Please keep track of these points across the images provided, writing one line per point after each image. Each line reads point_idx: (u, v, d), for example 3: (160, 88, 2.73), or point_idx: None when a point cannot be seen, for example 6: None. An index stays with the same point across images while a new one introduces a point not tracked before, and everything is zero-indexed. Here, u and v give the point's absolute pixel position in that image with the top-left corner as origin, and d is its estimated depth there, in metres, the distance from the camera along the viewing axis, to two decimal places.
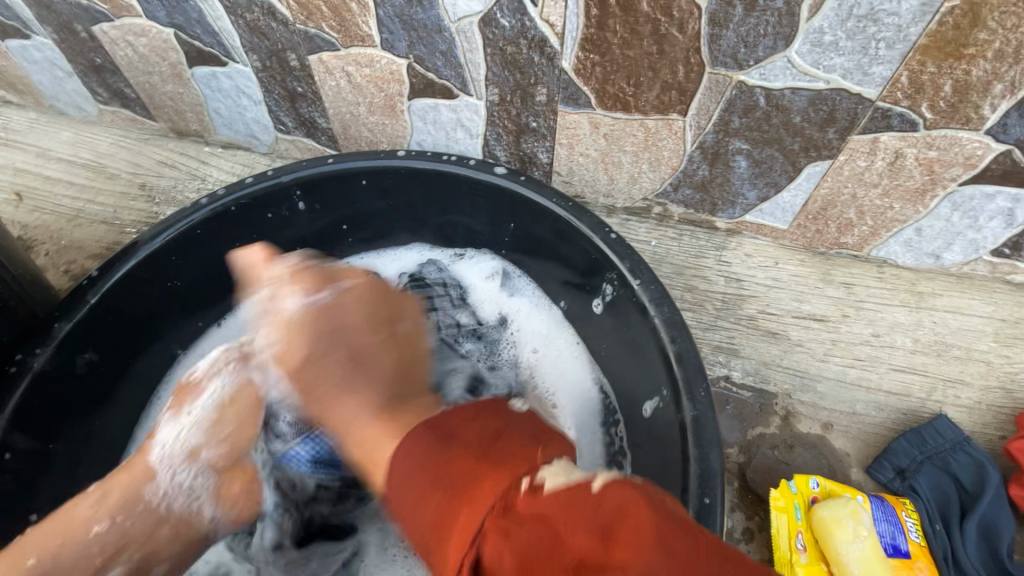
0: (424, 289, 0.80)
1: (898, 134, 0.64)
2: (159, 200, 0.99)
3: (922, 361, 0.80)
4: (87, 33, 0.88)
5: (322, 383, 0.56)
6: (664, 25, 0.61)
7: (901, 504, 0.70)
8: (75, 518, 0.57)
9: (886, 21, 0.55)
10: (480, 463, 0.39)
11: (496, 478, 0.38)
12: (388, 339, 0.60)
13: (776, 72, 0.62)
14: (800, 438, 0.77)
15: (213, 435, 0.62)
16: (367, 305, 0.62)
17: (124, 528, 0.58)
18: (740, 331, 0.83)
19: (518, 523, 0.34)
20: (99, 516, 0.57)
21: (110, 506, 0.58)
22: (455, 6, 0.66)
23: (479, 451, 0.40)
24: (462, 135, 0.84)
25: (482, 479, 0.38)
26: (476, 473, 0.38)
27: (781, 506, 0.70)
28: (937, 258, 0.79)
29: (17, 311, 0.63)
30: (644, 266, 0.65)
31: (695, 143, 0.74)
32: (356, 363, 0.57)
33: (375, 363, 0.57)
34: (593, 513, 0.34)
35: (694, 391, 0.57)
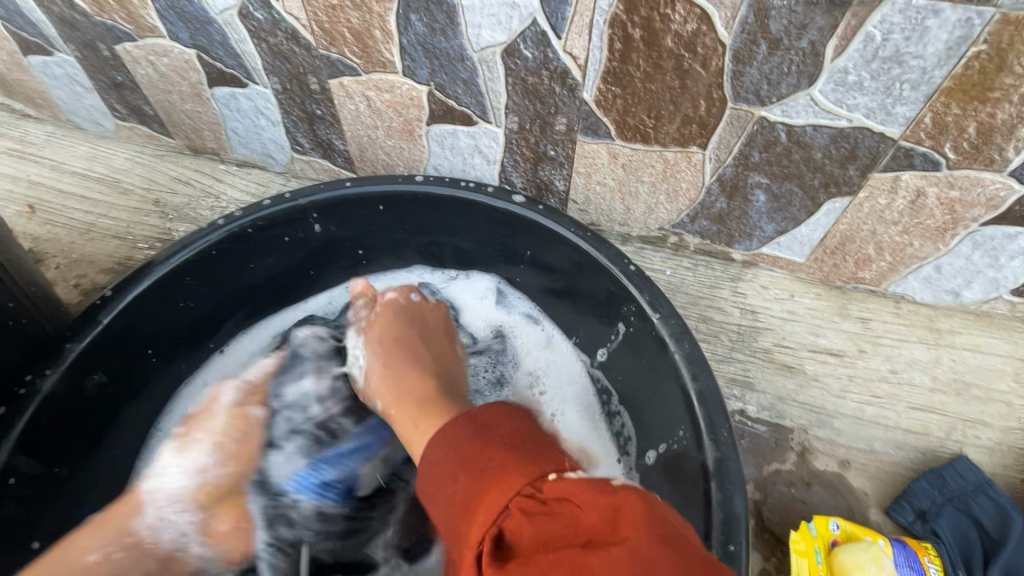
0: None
1: (920, 173, 0.64)
2: (172, 216, 0.99)
3: (941, 400, 0.79)
4: (109, 52, 0.88)
5: (404, 380, 0.64)
6: (687, 61, 0.61)
7: (924, 549, 0.68)
8: (76, 547, 0.60)
9: (912, 64, 0.55)
10: (497, 473, 0.42)
11: (516, 473, 0.41)
12: (429, 355, 0.69)
13: (798, 109, 0.62)
14: (816, 476, 0.75)
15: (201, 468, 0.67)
16: (398, 343, 0.69)
17: (120, 559, 0.61)
18: (755, 364, 0.82)
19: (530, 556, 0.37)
20: (93, 549, 0.60)
21: (108, 535, 0.61)
22: (479, 36, 0.66)
23: (481, 453, 0.43)
24: (479, 161, 0.84)
25: (498, 488, 0.41)
26: (502, 453, 0.43)
27: (801, 548, 0.67)
28: (955, 295, 0.78)
29: (28, 329, 0.62)
30: (664, 300, 0.64)
31: (713, 176, 0.74)
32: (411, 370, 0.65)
33: (406, 364, 0.66)
34: (594, 500, 0.39)
35: (718, 432, 0.56)
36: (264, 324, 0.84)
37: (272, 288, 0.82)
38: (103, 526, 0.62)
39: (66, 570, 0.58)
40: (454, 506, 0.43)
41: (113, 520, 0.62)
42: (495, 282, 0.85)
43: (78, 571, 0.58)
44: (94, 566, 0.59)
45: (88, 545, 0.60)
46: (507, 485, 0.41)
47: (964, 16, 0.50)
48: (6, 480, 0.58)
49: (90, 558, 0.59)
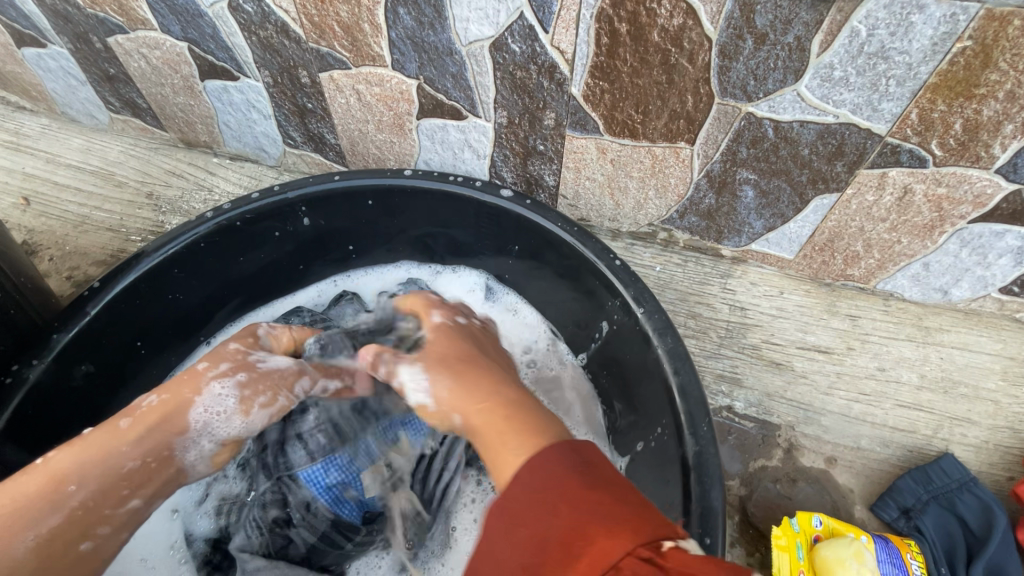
0: None
1: (907, 170, 0.64)
2: (166, 209, 0.99)
3: (928, 397, 0.79)
4: (102, 44, 0.89)
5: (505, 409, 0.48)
6: (673, 55, 0.61)
7: (907, 546, 0.69)
8: (111, 453, 0.54)
9: (897, 60, 0.55)
10: (598, 491, 0.39)
11: (620, 508, 0.38)
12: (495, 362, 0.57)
13: (785, 105, 0.62)
14: (802, 473, 0.76)
15: (245, 415, 0.61)
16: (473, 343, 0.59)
17: (150, 470, 0.56)
18: (744, 361, 0.82)
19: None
20: (134, 455, 0.55)
21: (145, 448, 0.56)
22: (467, 30, 0.66)
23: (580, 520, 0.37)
24: (469, 156, 0.84)
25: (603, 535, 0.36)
26: (598, 491, 0.39)
27: (783, 544, 0.67)
28: (944, 293, 0.78)
29: (17, 319, 0.63)
30: (648, 295, 0.64)
31: (702, 172, 0.74)
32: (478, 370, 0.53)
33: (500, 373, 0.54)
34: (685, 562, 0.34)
35: (698, 426, 0.56)
36: (252, 317, 0.85)
37: (261, 282, 0.83)
38: (143, 436, 0.56)
39: (105, 477, 0.53)
40: (529, 561, 0.37)
41: (156, 436, 0.57)
42: (481, 276, 0.86)
43: (112, 479, 0.54)
44: (128, 476, 0.55)
45: (127, 453, 0.55)
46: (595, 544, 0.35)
47: (948, 12, 0.50)
48: None
49: (126, 468, 0.54)
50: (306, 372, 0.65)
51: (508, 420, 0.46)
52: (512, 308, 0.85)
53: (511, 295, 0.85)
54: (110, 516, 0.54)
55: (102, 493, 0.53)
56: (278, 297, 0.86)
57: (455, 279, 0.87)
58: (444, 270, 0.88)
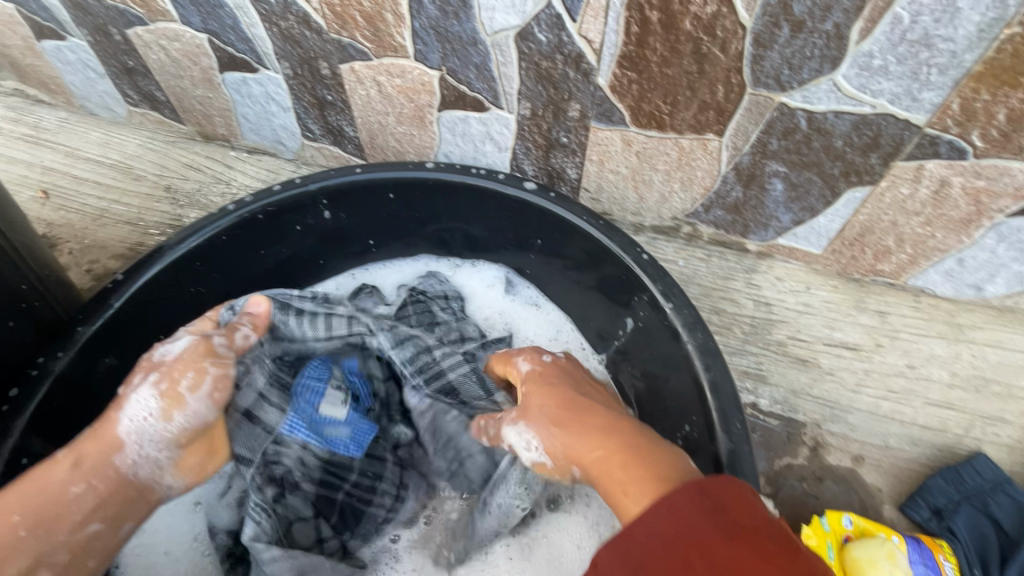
0: (427, 303, 0.79)
1: (945, 162, 0.62)
2: (184, 203, 0.99)
3: (960, 396, 0.77)
4: (121, 36, 0.88)
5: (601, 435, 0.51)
6: (705, 44, 0.60)
7: (939, 547, 0.67)
8: (52, 483, 0.51)
9: (941, 47, 0.53)
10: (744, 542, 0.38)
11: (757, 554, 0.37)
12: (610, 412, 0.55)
13: (819, 95, 0.61)
14: (829, 471, 0.74)
15: (172, 411, 0.57)
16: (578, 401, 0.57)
17: (103, 493, 0.53)
18: (769, 357, 0.80)
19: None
20: (76, 479, 0.52)
21: (86, 470, 0.53)
22: (492, 19, 0.65)
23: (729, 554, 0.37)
24: (490, 148, 0.83)
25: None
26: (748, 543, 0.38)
27: (813, 544, 0.66)
28: (978, 289, 0.76)
29: (40, 312, 0.63)
30: (677, 290, 0.63)
31: (730, 164, 0.72)
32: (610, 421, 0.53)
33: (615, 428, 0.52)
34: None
35: (731, 423, 0.55)
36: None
37: (282, 276, 0.82)
38: (79, 463, 0.53)
39: (48, 507, 0.50)
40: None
41: (95, 457, 0.54)
42: (501, 268, 0.85)
43: (62, 509, 0.51)
44: (76, 501, 0.52)
45: (70, 479, 0.52)
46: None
47: None
48: (18, 460, 0.58)
49: (72, 492, 0.52)
50: (212, 334, 0.63)
51: (626, 468, 0.46)
52: (533, 301, 0.84)
53: (532, 288, 0.84)
54: (70, 544, 0.51)
55: (52, 524, 0.50)
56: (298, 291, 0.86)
57: (473, 272, 0.86)
58: (462, 262, 0.87)
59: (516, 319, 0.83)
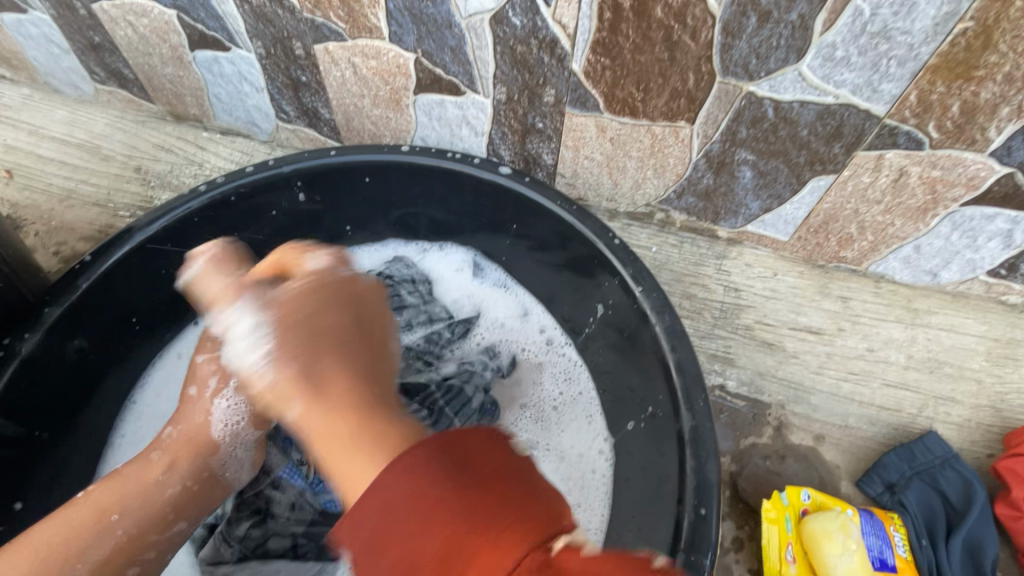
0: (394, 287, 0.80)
1: (903, 152, 0.65)
2: (155, 184, 0.97)
3: (915, 377, 0.81)
4: (86, 10, 0.85)
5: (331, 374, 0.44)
6: (676, 32, 0.61)
7: (890, 519, 0.71)
8: (148, 482, 0.57)
9: (899, 40, 0.55)
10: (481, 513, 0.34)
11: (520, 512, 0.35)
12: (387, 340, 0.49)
13: (786, 85, 0.62)
14: (791, 450, 0.77)
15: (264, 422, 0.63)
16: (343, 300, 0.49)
17: (193, 494, 0.59)
18: (737, 341, 0.83)
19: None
20: (171, 480, 0.58)
21: (182, 472, 0.59)
22: (466, 2, 0.65)
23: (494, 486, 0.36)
24: (467, 133, 0.83)
25: (489, 547, 0.33)
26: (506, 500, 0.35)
27: (772, 517, 0.70)
28: (934, 276, 0.80)
29: (8, 295, 0.62)
30: (646, 273, 0.65)
31: (701, 152, 0.74)
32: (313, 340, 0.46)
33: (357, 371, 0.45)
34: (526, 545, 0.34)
35: (694, 401, 0.57)
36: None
37: (255, 259, 0.82)
38: (173, 462, 0.59)
39: (148, 506, 0.56)
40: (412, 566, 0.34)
41: (187, 460, 0.59)
42: (469, 253, 0.86)
43: (158, 509, 0.57)
44: (171, 500, 0.58)
45: (165, 480, 0.58)
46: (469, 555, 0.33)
47: None
48: None
49: (171, 493, 0.58)
50: None
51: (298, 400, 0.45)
52: (502, 284, 0.85)
53: (501, 272, 0.85)
54: (157, 542, 0.57)
55: (145, 524, 0.56)
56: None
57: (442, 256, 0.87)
58: (432, 246, 0.87)
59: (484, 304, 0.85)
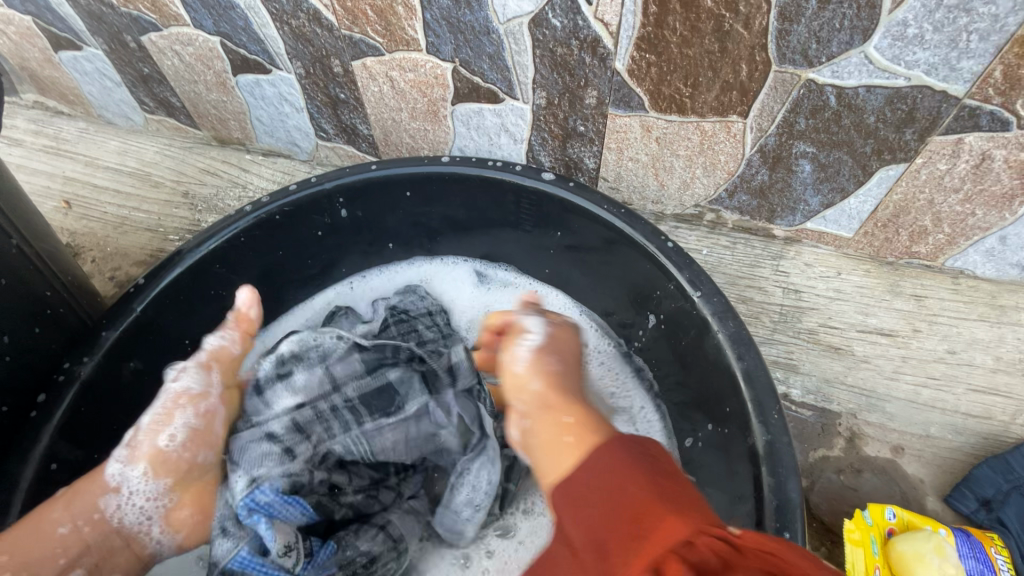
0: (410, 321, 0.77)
1: (986, 135, 0.59)
2: (201, 207, 0.99)
3: (1005, 381, 0.74)
4: (136, 43, 0.89)
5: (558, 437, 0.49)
6: (728, 21, 0.57)
7: (990, 540, 0.64)
8: (42, 521, 0.56)
9: (981, 12, 0.50)
10: (666, 486, 0.40)
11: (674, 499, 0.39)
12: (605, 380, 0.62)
13: (850, 69, 0.58)
14: (868, 463, 0.71)
15: (169, 469, 0.61)
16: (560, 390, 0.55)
17: (86, 534, 0.58)
18: (800, 346, 0.78)
19: (736, 552, 0.35)
20: (64, 520, 0.57)
21: (76, 510, 0.58)
22: (505, 7, 0.64)
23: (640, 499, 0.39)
24: (505, 140, 0.81)
25: (666, 517, 0.38)
26: (675, 479, 0.41)
27: (856, 538, 0.63)
28: (1023, 269, 0.72)
29: (66, 319, 0.64)
30: (704, 277, 0.61)
31: (754, 146, 0.70)
32: (567, 377, 0.57)
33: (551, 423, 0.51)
34: (661, 502, 0.39)
35: (767, 414, 0.53)
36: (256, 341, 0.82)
37: (297, 280, 0.82)
38: (68, 502, 0.58)
39: (33, 548, 0.55)
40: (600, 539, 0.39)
41: (79, 498, 0.58)
42: (477, 266, 0.85)
43: (45, 547, 0.55)
44: (63, 543, 0.56)
45: (57, 518, 0.57)
46: (669, 528, 0.37)
47: None
48: (47, 465, 0.59)
49: (59, 533, 0.56)
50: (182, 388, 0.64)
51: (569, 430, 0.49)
52: (532, 294, 0.83)
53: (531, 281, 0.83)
54: None
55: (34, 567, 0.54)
56: (300, 300, 0.84)
57: (456, 278, 0.85)
58: (453, 262, 0.86)
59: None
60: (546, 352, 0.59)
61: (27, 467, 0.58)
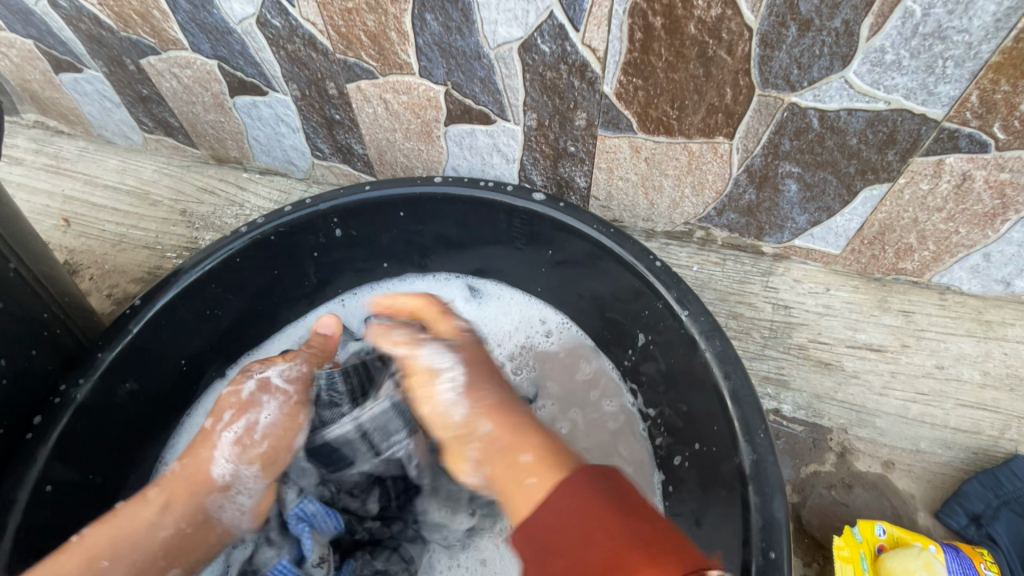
0: None
1: (966, 156, 0.60)
2: (199, 225, 1.00)
3: (993, 396, 0.74)
4: (135, 66, 0.90)
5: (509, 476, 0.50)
6: (711, 48, 0.59)
7: (980, 555, 0.64)
8: (143, 523, 0.60)
9: (955, 39, 0.52)
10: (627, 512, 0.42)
11: (643, 520, 0.42)
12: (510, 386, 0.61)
13: (831, 93, 0.59)
14: (858, 478, 0.72)
15: (264, 465, 0.67)
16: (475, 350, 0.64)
17: (186, 535, 0.62)
18: (790, 361, 0.78)
19: None
20: (165, 522, 0.61)
21: (176, 514, 0.61)
22: (495, 33, 0.65)
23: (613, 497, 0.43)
24: (498, 160, 0.82)
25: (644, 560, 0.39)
26: (640, 508, 0.43)
27: (844, 555, 0.64)
28: (1007, 285, 0.74)
29: (63, 340, 0.65)
30: (692, 296, 0.62)
31: (741, 166, 0.71)
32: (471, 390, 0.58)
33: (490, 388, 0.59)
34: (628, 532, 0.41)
35: (754, 432, 0.54)
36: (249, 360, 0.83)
37: (291, 299, 0.83)
38: (170, 500, 0.62)
39: (138, 550, 0.59)
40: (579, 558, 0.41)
41: (184, 500, 0.62)
42: (467, 281, 0.86)
43: (149, 548, 0.59)
44: (165, 542, 0.60)
45: (158, 522, 0.60)
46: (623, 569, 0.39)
47: None
48: (41, 487, 0.59)
49: (162, 536, 0.60)
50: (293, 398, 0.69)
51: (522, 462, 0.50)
52: (524, 309, 0.84)
53: (522, 296, 0.84)
54: None
55: (139, 566, 0.58)
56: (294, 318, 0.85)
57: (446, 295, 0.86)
58: (444, 278, 0.87)
59: (497, 332, 0.83)
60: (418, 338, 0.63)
61: (21, 489, 0.58)
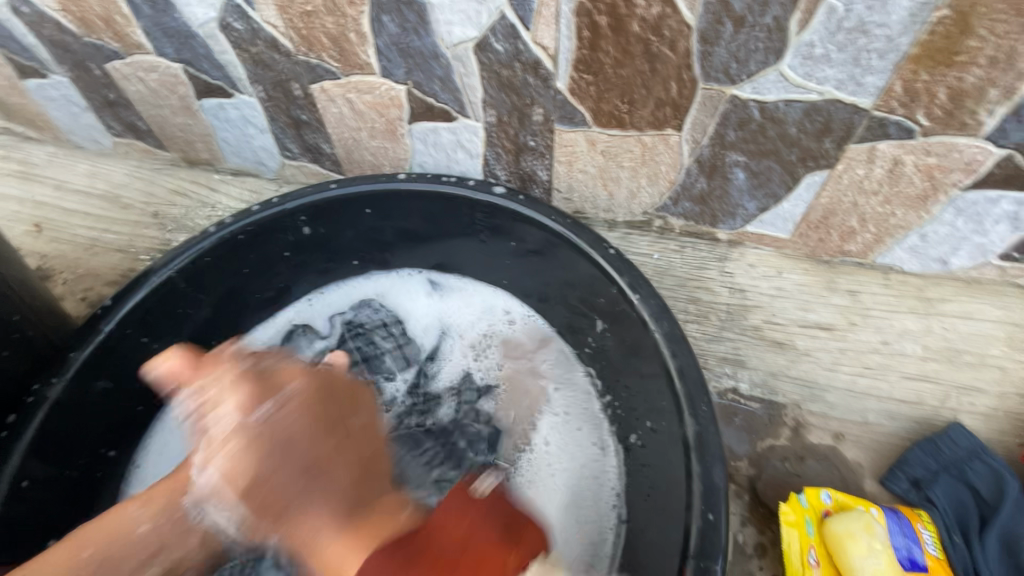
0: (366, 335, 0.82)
1: (895, 142, 0.64)
2: (172, 227, 1.01)
3: (934, 368, 0.79)
4: (101, 71, 0.91)
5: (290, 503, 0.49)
6: (654, 44, 0.62)
7: (918, 515, 0.69)
8: (124, 521, 0.60)
9: (876, 33, 0.55)
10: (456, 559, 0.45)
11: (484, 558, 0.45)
12: (351, 447, 0.53)
13: (768, 86, 0.63)
14: (811, 450, 0.76)
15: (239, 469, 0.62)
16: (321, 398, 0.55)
17: (164, 531, 0.61)
18: (747, 342, 0.82)
19: None
20: (144, 518, 0.60)
21: (153, 511, 0.60)
22: (451, 33, 0.68)
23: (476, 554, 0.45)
24: (462, 156, 0.85)
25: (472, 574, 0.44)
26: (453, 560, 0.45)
27: (791, 520, 0.68)
28: (944, 263, 0.78)
29: (35, 341, 0.66)
30: (643, 281, 0.65)
31: (691, 157, 0.74)
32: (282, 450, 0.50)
33: (330, 473, 0.50)
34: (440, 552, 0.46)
35: (697, 406, 0.58)
36: None
37: (262, 298, 0.84)
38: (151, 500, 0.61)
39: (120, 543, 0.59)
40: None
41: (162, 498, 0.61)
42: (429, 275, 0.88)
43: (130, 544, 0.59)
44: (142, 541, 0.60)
45: (138, 518, 0.60)
46: None
47: None
48: (18, 483, 0.61)
49: (139, 531, 0.60)
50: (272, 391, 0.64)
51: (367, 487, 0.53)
52: (488, 302, 0.86)
53: (486, 289, 0.86)
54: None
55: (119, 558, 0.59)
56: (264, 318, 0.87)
57: (411, 291, 0.88)
58: (409, 273, 0.89)
59: (460, 325, 0.85)
60: (250, 405, 0.51)
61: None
